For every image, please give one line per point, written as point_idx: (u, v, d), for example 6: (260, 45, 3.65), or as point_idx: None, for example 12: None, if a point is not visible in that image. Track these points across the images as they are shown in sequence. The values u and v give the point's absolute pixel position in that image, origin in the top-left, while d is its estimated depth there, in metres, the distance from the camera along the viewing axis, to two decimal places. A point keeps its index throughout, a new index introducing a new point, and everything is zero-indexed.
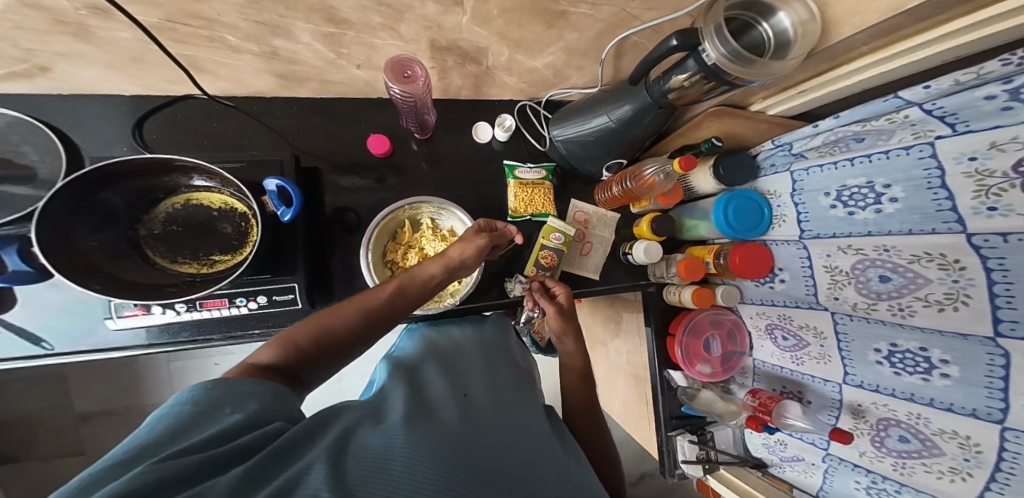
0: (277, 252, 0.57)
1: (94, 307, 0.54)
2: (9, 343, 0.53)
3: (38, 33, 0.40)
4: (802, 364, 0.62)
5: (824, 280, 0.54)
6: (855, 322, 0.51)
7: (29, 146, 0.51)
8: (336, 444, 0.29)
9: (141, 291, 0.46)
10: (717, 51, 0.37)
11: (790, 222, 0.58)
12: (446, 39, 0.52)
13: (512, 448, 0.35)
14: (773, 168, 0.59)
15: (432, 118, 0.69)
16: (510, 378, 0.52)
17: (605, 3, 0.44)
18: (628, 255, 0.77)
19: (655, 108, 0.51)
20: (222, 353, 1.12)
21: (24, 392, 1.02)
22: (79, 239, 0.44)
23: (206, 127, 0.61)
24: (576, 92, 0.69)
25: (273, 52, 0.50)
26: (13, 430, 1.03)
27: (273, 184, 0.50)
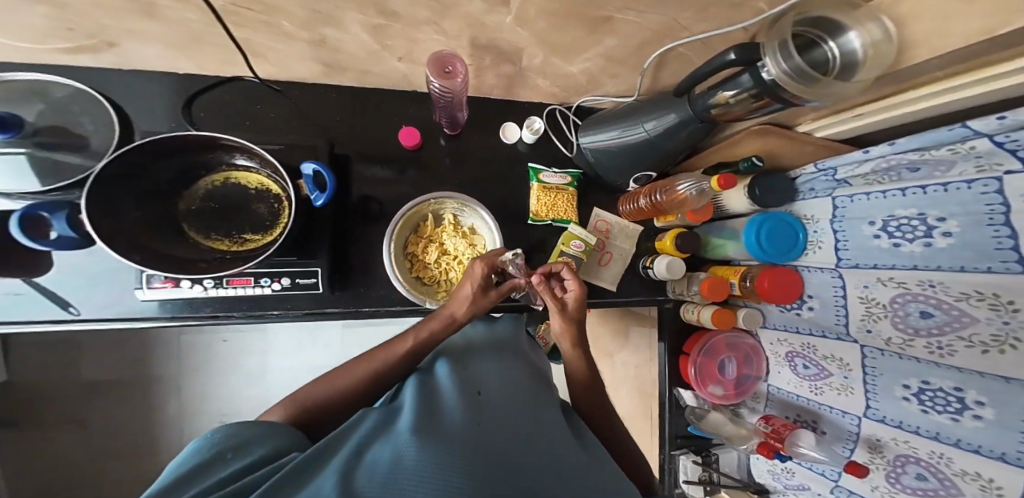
0: (306, 236, 0.60)
1: (128, 277, 0.56)
2: (35, 304, 0.54)
3: (113, 9, 0.41)
4: (820, 394, 0.61)
5: (857, 311, 0.52)
6: (887, 356, 0.49)
7: (87, 118, 0.53)
8: (342, 469, 0.29)
9: (175, 265, 0.47)
10: (779, 67, 0.34)
11: (827, 249, 0.56)
12: (486, 38, 0.52)
13: (527, 461, 0.35)
14: (812, 192, 0.58)
15: (464, 115, 0.70)
16: (529, 375, 0.51)
17: (653, 12, 0.42)
18: (648, 269, 0.75)
19: (696, 122, 0.50)
20: (232, 330, 1.15)
21: (33, 356, 1.03)
22: (126, 209, 0.45)
23: (250, 109, 0.63)
24: (608, 99, 0.68)
25: (322, 41, 0.51)
26: (13, 396, 1.03)
27: (310, 169, 0.50)
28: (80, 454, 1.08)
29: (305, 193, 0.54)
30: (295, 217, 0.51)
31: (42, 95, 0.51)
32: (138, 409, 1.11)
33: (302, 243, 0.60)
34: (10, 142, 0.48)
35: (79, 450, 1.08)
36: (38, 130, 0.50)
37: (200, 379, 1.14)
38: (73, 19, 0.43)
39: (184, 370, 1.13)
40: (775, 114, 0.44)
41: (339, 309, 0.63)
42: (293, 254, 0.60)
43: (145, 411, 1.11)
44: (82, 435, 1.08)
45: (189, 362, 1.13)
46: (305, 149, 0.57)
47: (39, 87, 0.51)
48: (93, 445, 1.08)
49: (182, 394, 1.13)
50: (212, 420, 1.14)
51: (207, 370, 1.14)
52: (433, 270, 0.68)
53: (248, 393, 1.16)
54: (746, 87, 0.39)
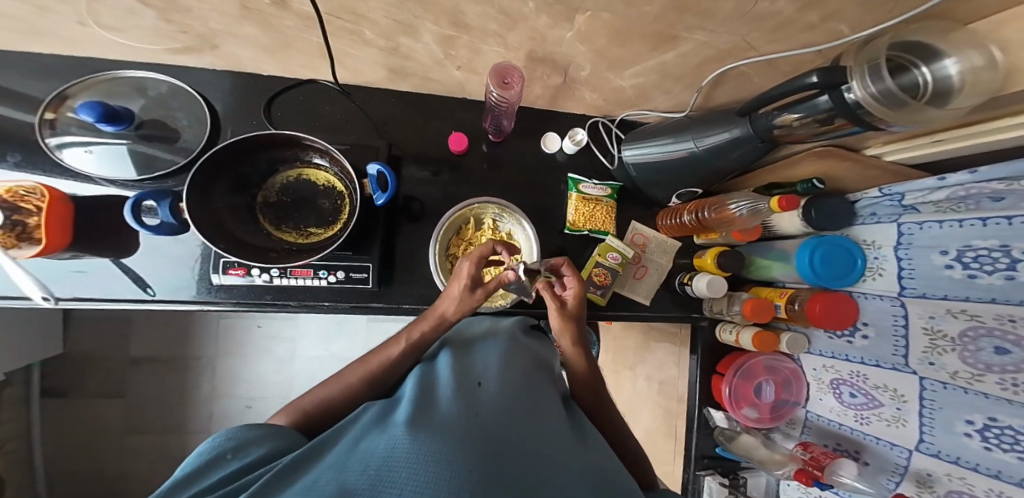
0: (361, 232, 0.65)
1: (202, 262, 0.62)
2: (118, 282, 0.60)
3: (225, 15, 0.46)
4: (867, 424, 0.58)
5: (919, 342, 0.50)
6: (950, 391, 0.46)
7: (183, 112, 0.62)
8: (335, 462, 0.28)
9: (251, 252, 0.56)
10: (866, 90, 0.33)
11: (889, 277, 0.54)
12: (544, 51, 0.54)
13: (528, 444, 0.33)
14: (874, 217, 0.56)
15: (509, 123, 0.72)
16: (531, 369, 0.50)
17: (724, 32, 0.42)
18: (686, 286, 0.74)
19: (754, 141, 0.48)
20: (266, 317, 1.19)
21: (89, 328, 1.11)
22: (217, 198, 0.56)
23: (319, 109, 0.68)
24: (654, 114, 0.68)
25: (395, 48, 0.55)
26: (67, 365, 1.10)
27: (374, 169, 0.60)
28: (112, 428, 1.13)
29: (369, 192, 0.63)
30: (357, 211, 0.60)
31: (143, 93, 0.60)
32: (172, 388, 1.16)
33: (358, 238, 0.65)
34: (118, 134, 0.58)
35: (112, 423, 1.13)
36: (140, 123, 0.59)
37: (230, 363, 1.18)
38: (184, 22, 0.48)
39: (218, 353, 1.18)
40: (846, 137, 0.43)
41: (385, 304, 0.68)
42: (349, 249, 0.65)
43: (178, 390, 1.16)
44: (121, 409, 1.14)
45: (224, 346, 1.18)
46: (367, 149, 0.67)
47: (140, 86, 0.60)
48: (127, 420, 1.13)
49: (212, 376, 1.18)
50: (238, 403, 1.18)
51: (238, 355, 1.19)
52: None
53: (273, 380, 1.20)
54: (819, 110, 0.38)
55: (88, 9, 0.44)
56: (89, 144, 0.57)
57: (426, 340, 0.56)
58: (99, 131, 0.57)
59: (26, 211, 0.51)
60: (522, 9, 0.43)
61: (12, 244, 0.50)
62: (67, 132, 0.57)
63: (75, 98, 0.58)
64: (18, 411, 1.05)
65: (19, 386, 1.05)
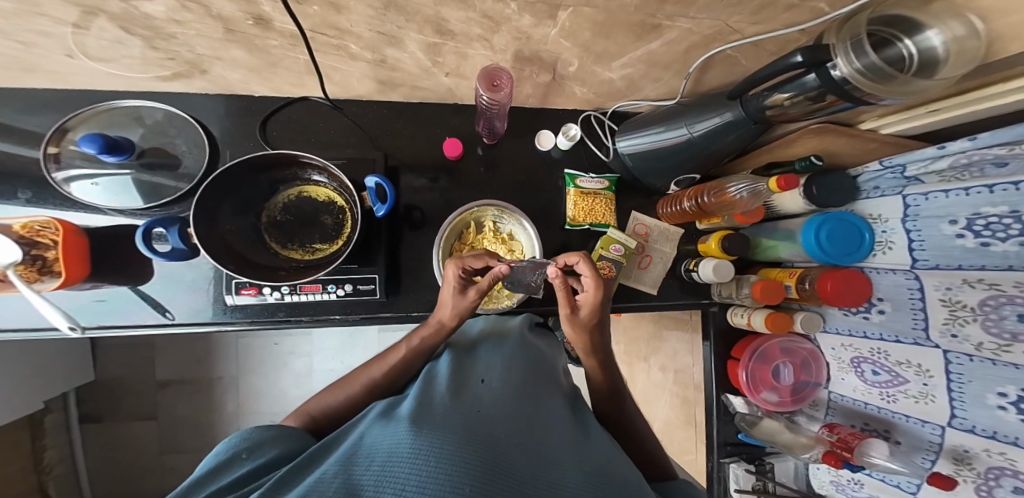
0: (364, 246, 0.67)
1: (214, 286, 0.64)
2: (139, 309, 0.63)
3: (212, 40, 0.48)
4: (894, 402, 0.57)
5: (939, 315, 0.48)
6: (977, 363, 0.45)
7: (181, 137, 0.64)
8: (343, 459, 0.29)
9: (261, 272, 0.58)
10: (851, 66, 0.32)
11: (899, 250, 0.52)
12: (529, 50, 0.54)
13: (531, 441, 0.33)
14: (877, 191, 0.55)
15: (501, 124, 0.73)
16: (535, 367, 0.51)
17: (706, 17, 0.41)
18: (692, 272, 0.73)
19: (748, 124, 0.47)
20: (281, 334, 1.22)
21: (118, 355, 1.15)
22: (224, 220, 0.58)
23: (313, 126, 0.70)
24: (646, 104, 0.66)
25: (382, 60, 0.56)
26: (99, 391, 1.15)
27: (373, 182, 0.61)
28: (149, 449, 1.17)
29: (369, 205, 0.64)
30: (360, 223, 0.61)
31: (141, 122, 0.63)
32: (201, 406, 1.20)
33: (362, 251, 0.67)
34: (120, 164, 0.61)
35: (148, 444, 1.17)
36: (141, 152, 0.62)
37: (253, 379, 1.22)
38: (171, 48, 0.50)
39: (240, 371, 1.21)
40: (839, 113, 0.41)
41: (394, 312, 0.70)
42: (354, 262, 0.67)
43: (206, 408, 1.20)
44: (153, 430, 1.18)
45: (244, 364, 1.21)
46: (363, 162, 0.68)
47: (137, 115, 0.63)
48: (163, 440, 1.18)
49: (237, 392, 1.21)
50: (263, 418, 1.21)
51: (259, 371, 1.22)
52: None
53: (294, 393, 1.23)
54: (808, 89, 0.37)
55: (74, 41, 0.46)
56: (95, 176, 0.60)
57: (427, 346, 0.57)
58: (103, 162, 0.60)
59: (44, 246, 0.53)
60: (502, 10, 0.43)
61: (34, 278, 0.53)
62: (73, 166, 0.59)
63: (76, 131, 0.60)
64: (60, 437, 1.10)
65: (58, 413, 1.10)
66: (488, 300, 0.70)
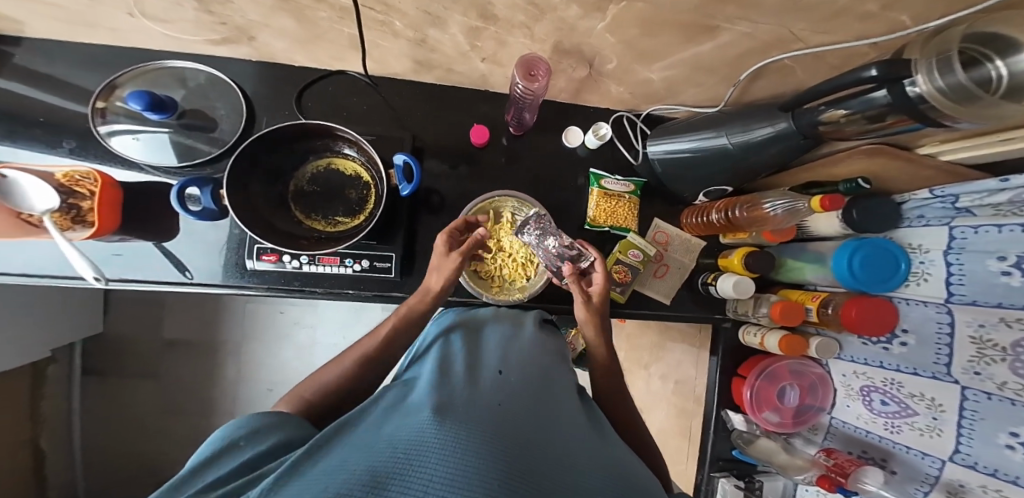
0: (385, 224, 0.68)
1: (233, 249, 0.64)
2: (159, 265, 0.62)
3: (259, 6, 0.46)
4: (898, 433, 0.57)
5: (965, 351, 0.47)
6: (995, 402, 0.44)
7: (221, 102, 0.63)
8: (360, 446, 0.28)
9: (285, 239, 0.59)
10: (933, 84, 0.29)
11: (935, 282, 0.51)
12: (570, 42, 0.54)
13: (550, 437, 0.33)
14: (923, 220, 0.53)
15: (530, 117, 0.72)
16: (545, 362, 0.50)
17: (767, 22, 0.37)
18: (709, 286, 0.72)
19: (796, 139, 0.43)
20: (287, 303, 1.20)
21: (128, 311, 1.16)
22: (256, 184, 0.59)
23: (347, 101, 0.69)
24: (685, 109, 0.64)
25: (423, 40, 0.55)
26: (106, 344, 1.16)
27: (401, 160, 0.61)
28: (147, 407, 1.17)
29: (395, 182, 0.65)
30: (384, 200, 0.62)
31: (184, 83, 0.62)
32: (201, 369, 1.19)
33: (382, 229, 0.67)
34: (161, 122, 0.60)
35: (146, 402, 1.17)
36: (183, 111, 0.61)
37: (254, 348, 1.20)
38: (224, 12, 0.48)
39: (243, 336, 1.20)
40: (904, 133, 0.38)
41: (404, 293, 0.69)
42: (373, 239, 0.67)
43: (208, 372, 1.19)
44: (153, 388, 1.18)
45: (250, 331, 1.20)
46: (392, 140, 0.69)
47: (180, 75, 0.62)
48: (161, 400, 1.18)
49: (238, 357, 1.20)
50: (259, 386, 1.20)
51: (262, 339, 1.21)
52: (489, 265, 0.71)
53: (293, 365, 1.21)
54: (875, 106, 0.34)
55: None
56: (136, 132, 0.60)
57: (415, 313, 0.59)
58: (145, 119, 0.59)
59: (80, 196, 0.54)
60: None
61: (67, 225, 0.55)
62: (116, 121, 0.59)
63: (123, 87, 0.60)
64: (62, 387, 1.11)
65: (62, 365, 1.11)
66: (499, 291, 0.71)
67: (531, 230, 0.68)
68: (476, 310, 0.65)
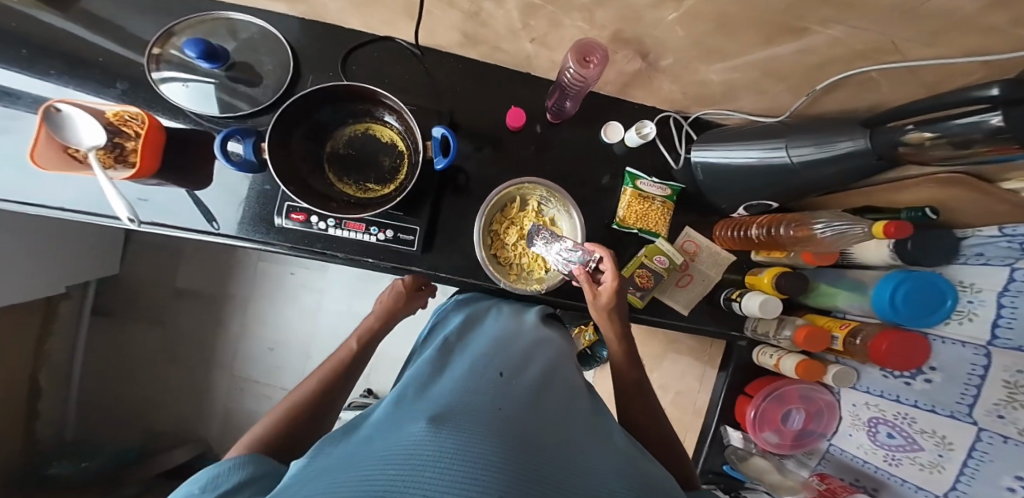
0: (413, 196, 0.67)
1: (257, 205, 0.64)
2: (189, 212, 0.62)
3: None
4: (897, 465, 0.59)
5: (994, 393, 0.45)
6: (1010, 446, 0.43)
7: (268, 57, 0.66)
8: (354, 455, 0.25)
9: (316, 200, 0.59)
10: None
11: (981, 323, 0.47)
12: (631, 32, 0.53)
13: (555, 453, 0.31)
14: (981, 258, 0.47)
15: (571, 107, 0.70)
16: (550, 368, 0.48)
17: (869, 30, 0.35)
18: (732, 302, 0.71)
19: (872, 157, 0.40)
20: (298, 265, 1.15)
21: (143, 256, 1.15)
22: (294, 140, 0.60)
23: (389, 68, 0.70)
24: (739, 116, 0.62)
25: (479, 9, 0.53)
26: (119, 287, 1.15)
27: (440, 133, 0.59)
28: (150, 354, 1.16)
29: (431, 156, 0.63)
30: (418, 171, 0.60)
31: (234, 36, 0.65)
32: (206, 323, 1.17)
33: (410, 201, 0.67)
34: (210, 72, 0.63)
35: (150, 348, 1.16)
36: (232, 64, 0.64)
37: (260, 305, 1.16)
38: None
39: (252, 293, 1.16)
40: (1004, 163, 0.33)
41: (424, 269, 0.68)
42: (400, 210, 0.67)
43: (211, 326, 1.17)
44: (158, 335, 1.17)
45: (258, 288, 1.16)
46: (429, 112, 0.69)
47: (233, 28, 0.65)
48: (164, 348, 1.16)
49: (244, 314, 1.16)
50: (260, 346, 1.16)
51: (270, 298, 1.16)
52: (511, 252, 0.69)
53: (296, 328, 1.16)
54: (977, 130, 0.29)
55: None
56: (186, 79, 0.63)
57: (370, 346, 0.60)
58: (196, 67, 0.63)
59: (125, 136, 0.56)
60: None
61: (110, 164, 0.56)
62: (169, 67, 0.62)
63: (179, 37, 0.63)
64: (69, 324, 1.09)
65: (73, 301, 1.10)
66: (516, 279, 0.68)
67: (542, 240, 0.68)
68: (481, 311, 0.63)
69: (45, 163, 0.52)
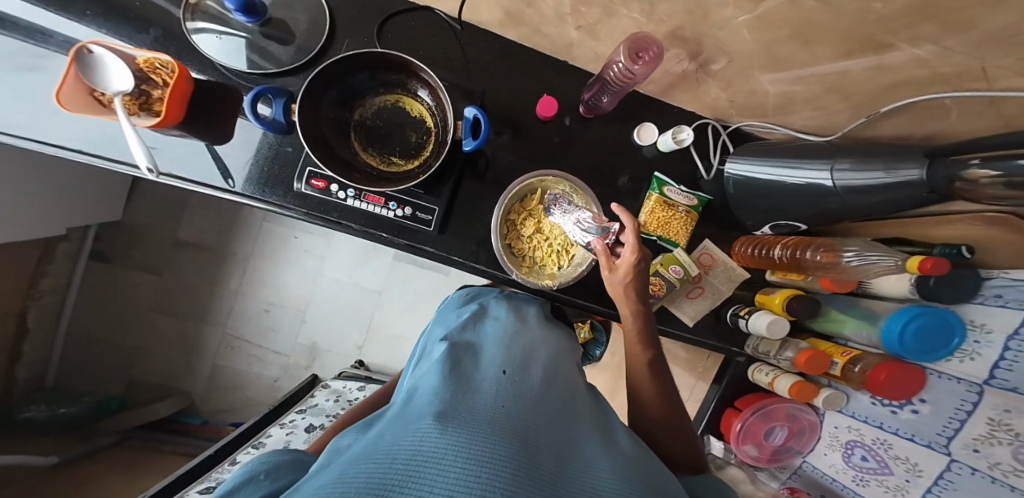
0: (436, 177, 0.65)
1: (273, 166, 0.60)
2: (204, 166, 0.59)
3: None
4: (863, 485, 0.64)
5: (974, 429, 0.48)
6: (977, 478, 0.47)
7: (304, 15, 0.62)
8: (359, 453, 0.26)
9: (339, 167, 0.56)
10: None
11: (981, 363, 0.49)
12: (692, 30, 0.52)
13: (557, 456, 0.30)
14: (999, 300, 0.47)
15: (609, 103, 0.69)
16: (554, 365, 0.48)
17: (956, 53, 0.34)
18: (738, 318, 0.71)
19: (925, 189, 0.39)
20: (303, 230, 1.11)
21: (145, 202, 1.08)
22: (324, 107, 0.57)
23: (428, 38, 0.66)
24: (783, 132, 0.61)
25: None
26: (120, 233, 1.08)
27: (472, 113, 0.56)
28: (143, 305, 1.10)
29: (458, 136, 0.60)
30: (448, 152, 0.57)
31: None
32: (206, 277, 1.11)
33: (433, 181, 0.65)
34: (246, 28, 0.60)
35: (142, 298, 1.10)
36: (268, 20, 0.60)
37: (263, 266, 1.11)
38: None
39: (253, 254, 1.11)
40: None
41: (439, 252, 0.66)
42: (422, 189, 0.65)
43: (211, 280, 1.11)
44: (155, 284, 1.11)
45: (259, 249, 1.11)
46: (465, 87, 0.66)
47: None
48: (160, 298, 1.11)
49: (242, 275, 1.11)
50: (257, 309, 1.11)
51: (272, 262, 1.11)
52: (526, 244, 0.68)
53: (296, 294, 1.12)
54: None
55: None
56: (221, 31, 0.59)
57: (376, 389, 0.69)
58: (232, 20, 0.59)
59: (153, 84, 0.52)
60: None
61: (134, 112, 0.53)
62: (204, 17, 0.59)
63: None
64: (64, 267, 1.03)
65: (73, 244, 1.03)
66: (528, 272, 0.68)
67: (558, 209, 0.67)
68: (489, 304, 0.63)
69: (71, 106, 0.48)
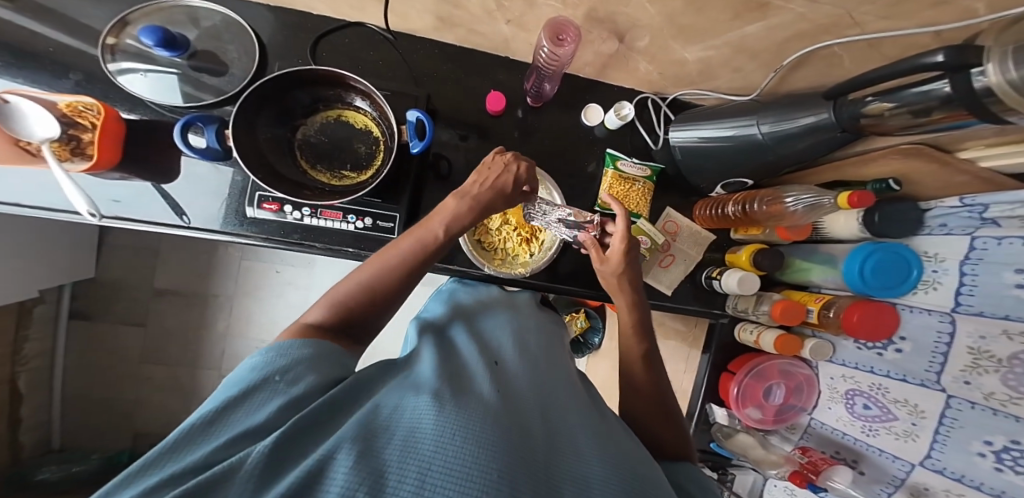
0: (392, 184, 0.66)
1: (230, 198, 0.64)
2: (156, 206, 0.63)
3: None
4: (873, 436, 0.60)
5: (960, 360, 0.47)
6: (978, 411, 0.45)
7: (234, 45, 0.65)
8: (361, 419, 0.26)
9: (287, 185, 0.59)
10: (1001, 75, 0.26)
11: (944, 291, 0.49)
12: (604, 11, 0.53)
13: (553, 432, 0.31)
14: (943, 229, 0.50)
15: (551, 89, 0.70)
16: (546, 353, 0.48)
17: None
18: (712, 280, 0.71)
19: (835, 131, 0.42)
20: (283, 263, 1.16)
21: (120, 257, 1.13)
22: (260, 127, 0.60)
23: (363, 53, 0.69)
24: (716, 96, 0.63)
25: None
26: (94, 289, 1.12)
27: (413, 116, 0.59)
28: (129, 356, 1.16)
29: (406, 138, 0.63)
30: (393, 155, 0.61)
31: (196, 24, 0.64)
32: (189, 322, 1.17)
33: (388, 187, 0.66)
34: (171, 62, 0.62)
35: (128, 352, 1.16)
36: (193, 52, 0.63)
37: (247, 303, 1.17)
38: None
39: (236, 292, 1.17)
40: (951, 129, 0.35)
41: None
42: (378, 197, 0.65)
43: (196, 324, 1.17)
44: (139, 336, 1.16)
45: (241, 287, 1.17)
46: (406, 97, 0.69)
47: (194, 16, 0.64)
48: (146, 349, 1.16)
49: (229, 314, 1.17)
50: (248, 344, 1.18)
51: (256, 296, 1.17)
52: (494, 237, 0.70)
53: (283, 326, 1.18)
54: (931, 99, 0.31)
55: None
56: (146, 69, 0.62)
57: None
58: (156, 56, 0.62)
59: (81, 128, 0.56)
60: None
61: (66, 157, 0.56)
62: (128, 57, 0.61)
63: (134, 26, 0.62)
64: (44, 330, 1.08)
65: (50, 305, 1.08)
66: (501, 264, 0.69)
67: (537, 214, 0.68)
68: (467, 285, 0.65)
69: None
